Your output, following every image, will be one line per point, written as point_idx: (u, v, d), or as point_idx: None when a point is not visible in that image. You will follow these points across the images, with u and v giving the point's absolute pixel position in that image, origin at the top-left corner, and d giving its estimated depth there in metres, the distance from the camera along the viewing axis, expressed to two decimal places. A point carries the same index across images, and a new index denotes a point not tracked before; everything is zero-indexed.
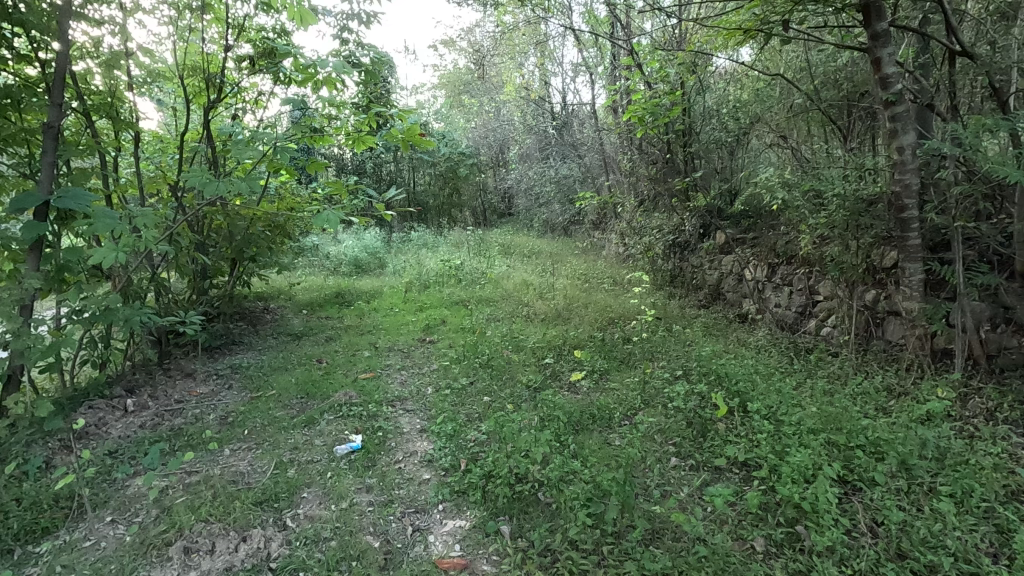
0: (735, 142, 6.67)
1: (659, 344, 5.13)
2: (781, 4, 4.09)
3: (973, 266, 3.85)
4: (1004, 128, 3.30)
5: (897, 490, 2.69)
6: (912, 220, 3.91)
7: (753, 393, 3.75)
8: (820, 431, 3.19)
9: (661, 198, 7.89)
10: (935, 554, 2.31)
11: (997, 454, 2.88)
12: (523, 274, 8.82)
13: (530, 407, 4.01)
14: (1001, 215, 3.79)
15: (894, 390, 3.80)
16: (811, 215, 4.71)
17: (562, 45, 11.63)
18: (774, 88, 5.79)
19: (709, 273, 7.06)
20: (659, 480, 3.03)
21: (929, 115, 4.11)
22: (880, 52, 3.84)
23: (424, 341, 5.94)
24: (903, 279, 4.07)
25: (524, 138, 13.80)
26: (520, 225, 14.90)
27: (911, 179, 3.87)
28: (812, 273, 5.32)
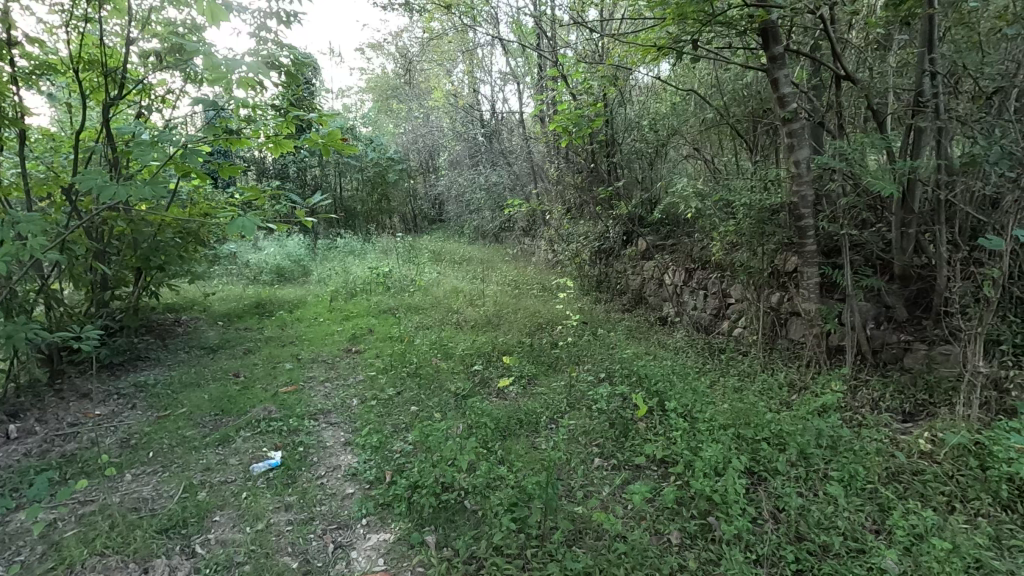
0: (654, 153, 7.00)
1: (584, 348, 5.27)
2: (690, 24, 4.36)
3: (860, 270, 4.24)
4: (881, 146, 3.67)
5: (796, 478, 2.92)
6: (808, 228, 4.25)
7: (671, 393, 3.94)
8: (730, 426, 3.40)
9: (586, 205, 8.14)
10: (828, 535, 2.52)
11: (881, 439, 3.18)
12: (453, 281, 8.78)
13: (458, 415, 4.00)
14: (882, 224, 4.21)
15: (796, 385, 4.11)
16: (720, 223, 5.02)
17: (490, 53, 11.74)
18: (688, 103, 6.13)
19: (632, 278, 7.34)
20: (582, 481, 3.11)
21: (821, 132, 4.49)
22: (778, 73, 4.16)
23: (350, 352, 5.77)
24: (801, 282, 4.41)
25: (453, 144, 13.79)
26: (450, 232, 14.82)
27: (807, 190, 4.21)
28: (724, 278, 5.66)
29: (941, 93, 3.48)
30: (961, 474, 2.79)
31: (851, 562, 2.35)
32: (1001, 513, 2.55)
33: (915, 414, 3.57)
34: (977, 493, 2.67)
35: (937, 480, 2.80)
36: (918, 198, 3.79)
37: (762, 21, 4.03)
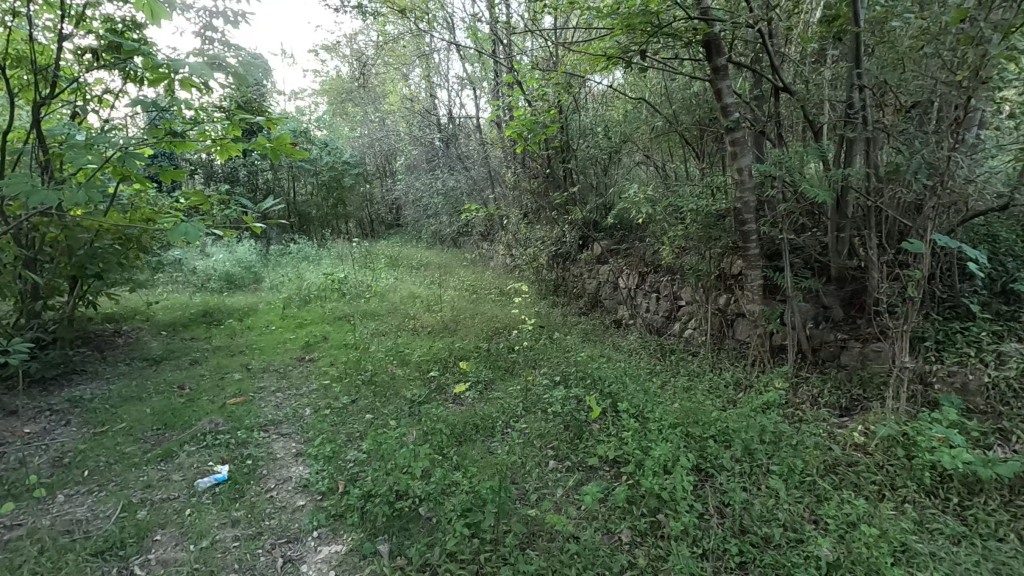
0: (608, 159, 7.15)
1: (540, 352, 5.32)
2: (638, 35, 4.49)
3: (800, 272, 4.46)
4: (815, 155, 3.87)
5: (741, 473, 3.04)
6: (751, 233, 4.44)
7: (624, 394, 4.03)
8: (679, 425, 3.50)
9: (543, 210, 8.24)
10: (769, 527, 2.63)
11: (819, 434, 3.35)
12: (410, 286, 8.70)
13: (413, 422, 3.97)
14: (819, 228, 4.44)
15: (741, 384, 4.27)
16: (670, 228, 5.17)
17: (447, 58, 11.74)
18: (640, 111, 6.28)
19: (588, 282, 7.45)
20: (536, 484, 3.15)
21: (762, 141, 4.70)
22: (721, 84, 4.32)
23: (303, 361, 5.62)
24: (746, 285, 4.60)
25: (409, 149, 13.67)
26: (408, 237, 14.67)
27: (750, 197, 4.39)
28: (675, 281, 5.83)
29: (869, 105, 3.70)
30: (890, 464, 2.97)
31: (790, 552, 2.46)
32: (924, 499, 2.73)
33: (851, 408, 3.77)
34: (903, 480, 2.85)
35: (869, 470, 2.96)
36: (850, 204, 4.02)
37: (705, 33, 4.19)
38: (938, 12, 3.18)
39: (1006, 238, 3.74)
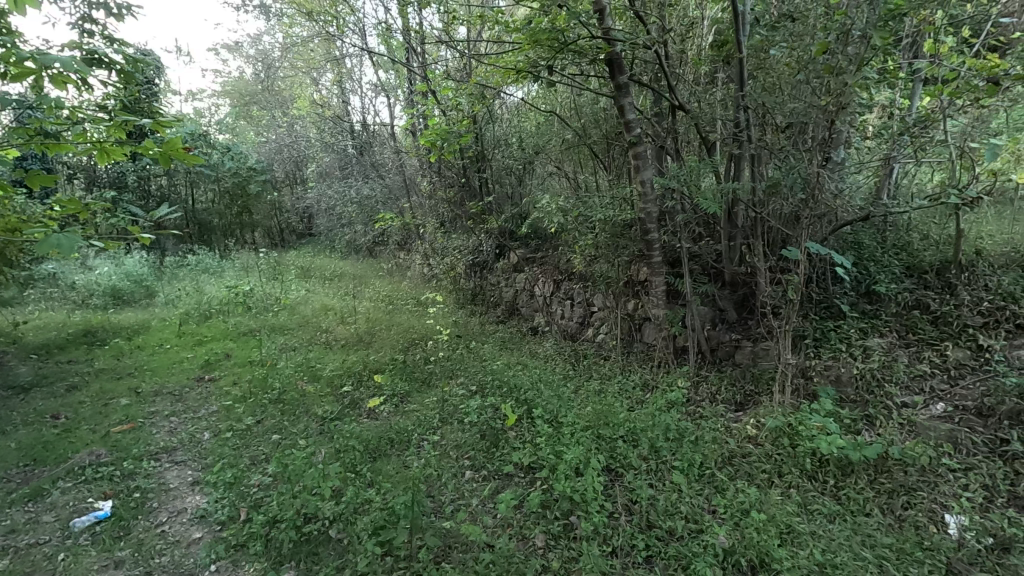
0: (523, 170, 7.30)
1: (457, 362, 5.30)
2: (545, 50, 4.61)
3: (698, 278, 4.77)
4: (707, 170, 4.17)
5: (647, 471, 3.20)
6: (655, 242, 4.70)
7: (539, 400, 4.11)
8: (591, 428, 3.62)
9: (459, 220, 8.25)
10: (673, 520, 2.78)
11: (717, 429, 3.59)
12: (322, 298, 8.36)
13: (324, 441, 3.81)
14: (714, 237, 4.78)
15: (648, 385, 4.50)
16: (581, 237, 5.35)
17: (359, 64, 11.43)
18: (551, 124, 6.47)
19: (505, 290, 7.53)
20: (453, 496, 3.13)
21: (662, 155, 4.99)
22: (623, 101, 4.53)
23: (202, 381, 5.23)
24: (651, 291, 4.85)
25: (320, 156, 13.16)
26: (320, 247, 14.10)
27: (652, 208, 4.64)
28: (587, 288, 6.03)
29: (752, 124, 4.04)
30: (777, 453, 3.23)
31: (691, 543, 2.62)
32: (806, 483, 3.00)
33: (745, 403, 4.08)
34: (788, 467, 3.12)
35: (760, 460, 3.22)
36: (740, 215, 4.36)
37: (607, 51, 4.37)
38: (805, 44, 3.55)
39: (868, 245, 4.21)
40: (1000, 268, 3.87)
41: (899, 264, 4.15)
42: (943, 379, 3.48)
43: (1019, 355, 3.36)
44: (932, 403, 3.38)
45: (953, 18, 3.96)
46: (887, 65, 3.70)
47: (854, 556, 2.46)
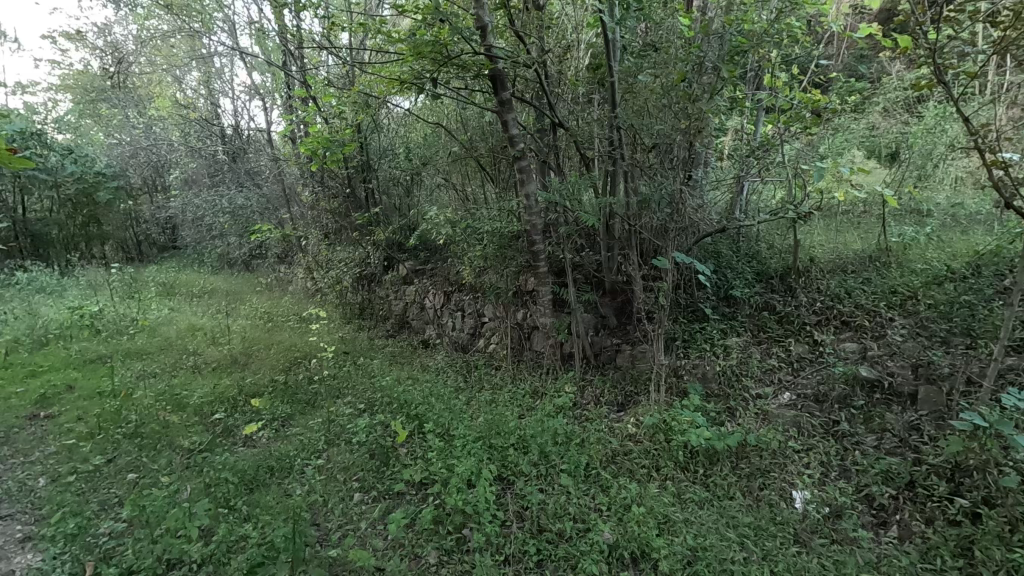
0: (411, 181, 7.24)
1: (344, 380, 5.07)
2: (428, 62, 4.56)
3: (581, 287, 5.01)
4: (586, 185, 4.39)
5: (537, 476, 3.28)
6: (540, 253, 4.85)
7: (431, 415, 4.05)
8: (483, 439, 3.65)
9: (345, 231, 7.97)
10: (562, 522, 2.88)
11: (601, 430, 3.78)
12: (188, 317, 7.60)
13: (192, 475, 3.46)
14: (594, 248, 5.05)
15: (538, 392, 4.62)
16: (469, 248, 5.38)
17: (231, 64, 10.61)
18: (438, 135, 6.46)
19: (394, 303, 7.36)
20: (340, 521, 2.99)
21: (545, 170, 5.18)
22: (507, 116, 4.60)
23: (35, 419, 4.50)
24: (538, 300, 5.01)
25: (185, 161, 11.98)
26: (187, 260, 12.82)
27: (537, 220, 4.80)
28: (478, 299, 6.07)
29: (624, 143, 4.34)
30: (654, 448, 3.47)
31: (578, 542, 2.73)
32: (680, 474, 3.25)
33: (625, 403, 4.35)
34: (664, 460, 3.37)
35: (639, 456, 3.44)
36: (616, 228, 4.66)
37: (490, 67, 4.44)
38: (667, 72, 3.89)
39: (725, 254, 4.70)
40: (828, 272, 4.50)
41: (751, 271, 4.67)
42: (788, 370, 3.95)
43: (845, 347, 3.91)
44: (780, 393, 3.82)
45: (785, 57, 4.58)
46: (736, 94, 4.17)
47: (721, 537, 2.71)
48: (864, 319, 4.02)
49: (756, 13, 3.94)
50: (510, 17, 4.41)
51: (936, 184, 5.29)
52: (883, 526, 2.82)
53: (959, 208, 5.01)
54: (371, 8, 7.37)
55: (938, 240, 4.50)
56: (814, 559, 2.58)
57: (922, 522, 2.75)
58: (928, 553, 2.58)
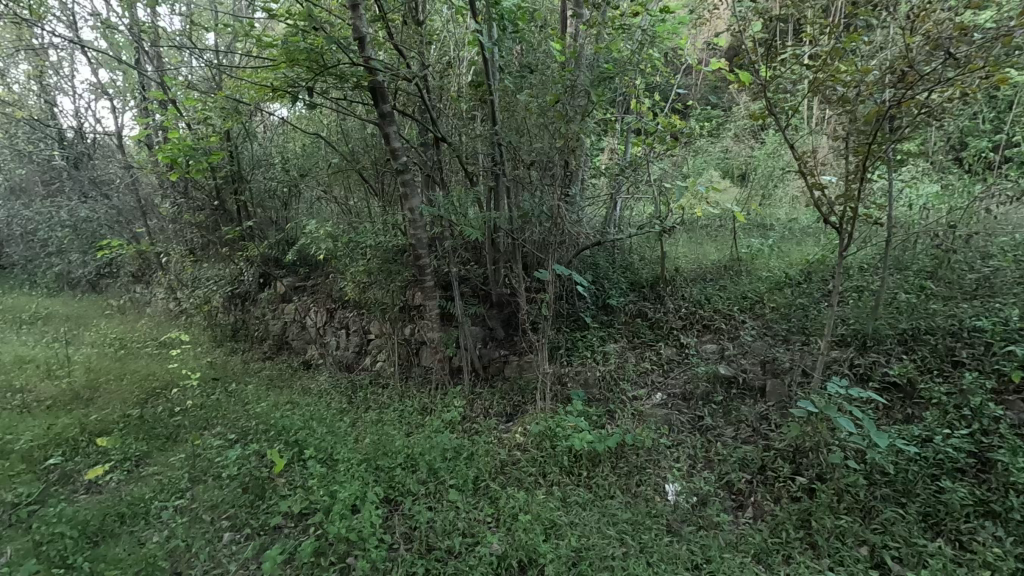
0: (288, 194, 6.86)
1: (212, 410, 4.63)
2: (304, 71, 4.34)
3: (468, 300, 5.04)
4: (469, 200, 4.44)
5: (425, 495, 3.24)
6: (426, 267, 4.81)
7: (312, 440, 3.83)
8: (368, 461, 3.52)
9: (214, 246, 7.35)
10: (450, 538, 2.86)
11: (490, 442, 3.82)
12: (15, 347, 6.52)
13: (17, 534, 2.96)
14: (480, 261, 5.11)
15: (427, 408, 4.56)
16: (352, 264, 5.20)
17: (69, 58, 9.35)
18: (317, 147, 6.19)
19: (271, 323, 6.87)
20: (207, 566, 2.72)
21: (429, 184, 5.15)
22: (388, 129, 4.51)
23: None
24: (425, 315, 4.94)
25: (10, 167, 10.31)
26: (15, 282, 11.00)
27: (422, 235, 4.75)
28: (363, 316, 5.86)
29: (505, 160, 4.45)
30: (540, 456, 3.57)
31: (467, 556, 2.73)
32: (565, 478, 3.37)
33: (514, 414, 4.43)
34: (550, 467, 3.47)
35: (527, 464, 3.52)
36: (501, 242, 4.77)
37: (369, 79, 4.32)
38: (542, 94, 4.07)
39: (602, 266, 5.00)
40: (691, 281, 4.94)
41: (625, 281, 5.00)
42: (660, 372, 4.27)
43: (706, 348, 4.32)
44: (653, 394, 4.12)
45: (647, 85, 4.99)
46: (606, 117, 4.46)
47: (602, 535, 2.85)
48: (721, 323, 4.46)
49: (621, 43, 4.25)
50: (388, 30, 4.34)
51: (775, 201, 6.03)
52: (740, 509, 3.13)
53: (794, 223, 5.74)
54: (240, 9, 6.91)
55: (778, 251, 5.11)
56: (684, 545, 2.80)
57: (772, 501, 3.09)
58: (776, 529, 2.91)
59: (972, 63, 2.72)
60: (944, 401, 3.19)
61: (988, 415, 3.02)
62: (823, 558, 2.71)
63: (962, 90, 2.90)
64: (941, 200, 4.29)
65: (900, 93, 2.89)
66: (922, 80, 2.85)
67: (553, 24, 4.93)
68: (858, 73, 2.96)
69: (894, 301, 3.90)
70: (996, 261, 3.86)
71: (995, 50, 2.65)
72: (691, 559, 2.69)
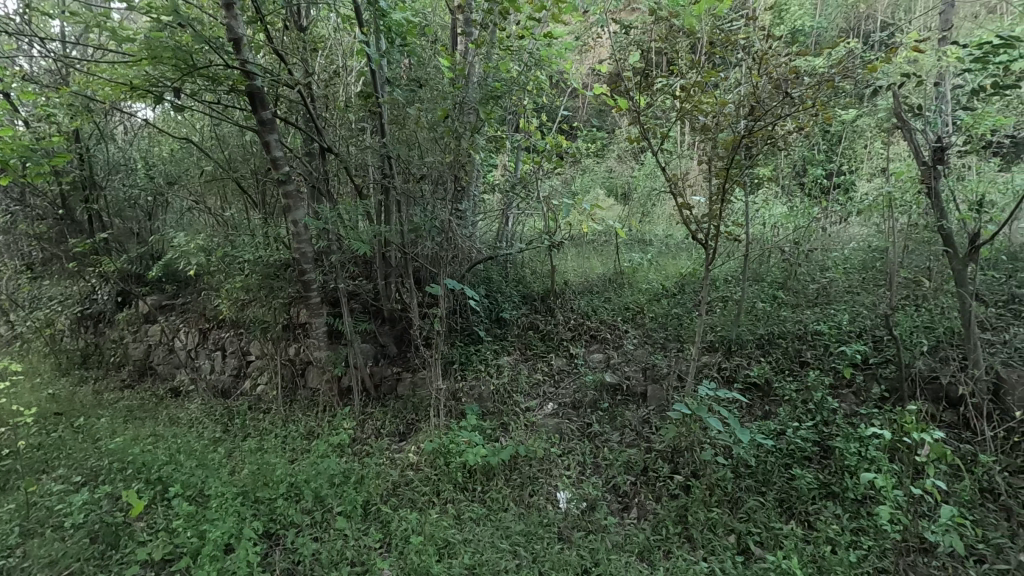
0: (153, 203, 6.21)
1: (54, 449, 4.03)
2: (170, 70, 3.96)
3: (358, 316, 4.86)
4: (357, 214, 4.30)
5: (309, 526, 3.06)
6: (312, 283, 4.56)
7: (179, 476, 3.46)
8: (245, 495, 3.25)
9: (59, 262, 6.44)
10: (338, 569, 2.73)
11: (382, 463, 3.69)
12: None
13: None
14: (370, 276, 4.95)
15: (314, 432, 4.31)
16: (227, 279, 4.81)
17: None
18: (186, 153, 5.67)
19: (132, 347, 6.13)
20: None
21: (315, 196, 4.91)
22: (268, 137, 4.24)
23: None
24: (311, 333, 4.68)
25: None
26: None
27: (306, 249, 4.50)
28: (241, 336, 5.43)
29: (396, 173, 4.37)
30: (434, 474, 3.51)
31: None
32: (459, 495, 3.34)
33: (407, 432, 4.32)
34: (444, 484, 3.43)
35: (420, 483, 3.45)
36: (392, 256, 4.66)
37: (246, 84, 4.04)
38: (431, 109, 4.06)
39: (495, 279, 5.07)
40: (580, 293, 5.16)
41: (517, 294, 5.10)
42: (551, 383, 4.40)
43: (593, 358, 4.52)
44: (544, 404, 4.23)
45: (536, 105, 5.19)
46: (497, 134, 4.55)
47: (495, 550, 2.86)
48: (606, 333, 4.71)
49: (510, 64, 4.37)
50: (267, 32, 4.10)
51: (653, 218, 6.50)
52: (625, 510, 3.30)
53: (669, 238, 6.22)
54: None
55: (656, 264, 5.49)
56: (574, 551, 2.88)
57: (653, 500, 3.29)
58: (657, 526, 3.09)
59: (805, 101, 3.14)
60: (794, 398, 3.60)
61: (828, 408, 3.46)
62: (698, 549, 2.92)
63: (799, 124, 3.33)
64: (788, 220, 4.88)
65: (751, 124, 3.25)
66: (768, 114, 3.23)
67: (443, 41, 4.96)
68: (717, 104, 3.28)
69: (753, 309, 4.35)
70: (832, 273, 4.45)
71: (822, 92, 3.08)
72: (580, 564, 2.78)
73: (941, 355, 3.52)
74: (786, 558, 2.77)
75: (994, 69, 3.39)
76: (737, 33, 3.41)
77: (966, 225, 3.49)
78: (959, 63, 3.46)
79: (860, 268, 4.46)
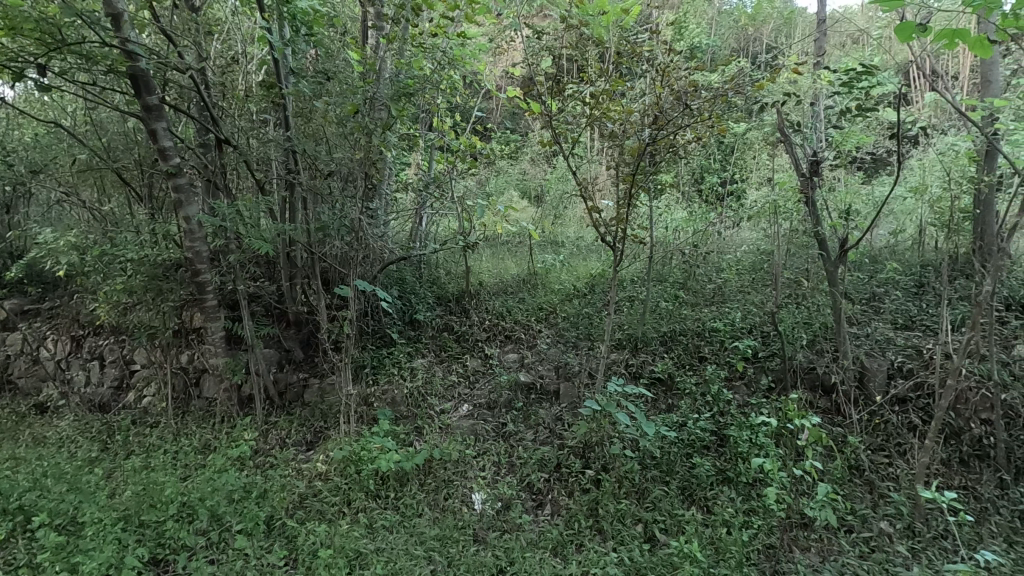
0: (13, 194, 5.46)
1: None
2: (32, 44, 3.50)
3: (259, 320, 4.56)
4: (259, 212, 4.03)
5: (203, 548, 2.83)
6: (207, 284, 4.21)
7: (45, 503, 3.06)
8: (126, 519, 2.94)
9: None
10: None
11: (287, 474, 3.50)
12: None
13: None
14: (273, 277, 4.67)
15: (209, 445, 3.99)
16: (105, 281, 4.32)
17: None
18: (55, 138, 5.03)
19: None
20: None
21: (210, 190, 4.53)
22: (154, 125, 3.86)
23: None
24: (206, 338, 4.33)
25: None
26: None
27: (200, 248, 4.15)
28: (122, 343, 4.91)
29: (300, 170, 4.15)
30: (344, 483, 3.38)
31: None
32: (371, 503, 3.24)
33: (314, 441, 4.11)
34: (355, 492, 3.31)
35: (329, 494, 3.30)
36: (297, 256, 4.42)
37: (127, 64, 3.65)
38: (340, 104, 3.90)
39: (408, 280, 4.97)
40: (494, 294, 5.18)
41: (431, 296, 5.03)
42: (465, 385, 4.38)
43: (508, 358, 4.56)
44: (459, 406, 4.20)
45: (450, 104, 5.13)
46: (410, 132, 4.46)
47: (409, 557, 2.80)
48: (520, 333, 4.77)
49: (422, 61, 4.30)
50: (153, 10, 3.73)
51: (565, 221, 6.66)
52: (539, 507, 3.35)
53: (579, 240, 6.41)
54: None
55: (568, 266, 5.63)
56: (489, 551, 2.89)
57: (566, 495, 3.37)
58: (570, 521, 3.17)
59: (703, 113, 3.37)
60: (693, 391, 3.85)
61: (723, 399, 3.73)
62: (608, 540, 3.03)
63: (697, 135, 3.57)
64: (687, 225, 5.20)
65: (655, 133, 3.43)
66: (670, 123, 3.42)
67: (352, 33, 4.78)
68: (624, 112, 3.43)
69: (657, 308, 4.60)
70: (725, 274, 4.81)
71: (717, 105, 3.33)
72: (496, 564, 2.79)
73: (817, 348, 3.91)
74: (688, 542, 2.94)
75: (858, 93, 3.82)
76: (642, 45, 3.58)
77: (837, 231, 3.90)
78: (831, 84, 3.85)
79: (750, 270, 4.86)
